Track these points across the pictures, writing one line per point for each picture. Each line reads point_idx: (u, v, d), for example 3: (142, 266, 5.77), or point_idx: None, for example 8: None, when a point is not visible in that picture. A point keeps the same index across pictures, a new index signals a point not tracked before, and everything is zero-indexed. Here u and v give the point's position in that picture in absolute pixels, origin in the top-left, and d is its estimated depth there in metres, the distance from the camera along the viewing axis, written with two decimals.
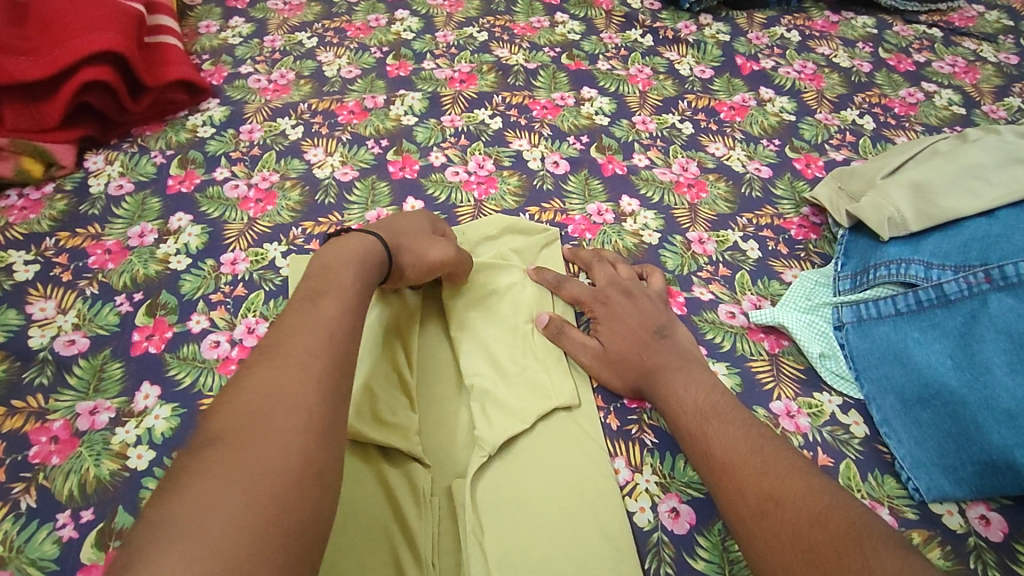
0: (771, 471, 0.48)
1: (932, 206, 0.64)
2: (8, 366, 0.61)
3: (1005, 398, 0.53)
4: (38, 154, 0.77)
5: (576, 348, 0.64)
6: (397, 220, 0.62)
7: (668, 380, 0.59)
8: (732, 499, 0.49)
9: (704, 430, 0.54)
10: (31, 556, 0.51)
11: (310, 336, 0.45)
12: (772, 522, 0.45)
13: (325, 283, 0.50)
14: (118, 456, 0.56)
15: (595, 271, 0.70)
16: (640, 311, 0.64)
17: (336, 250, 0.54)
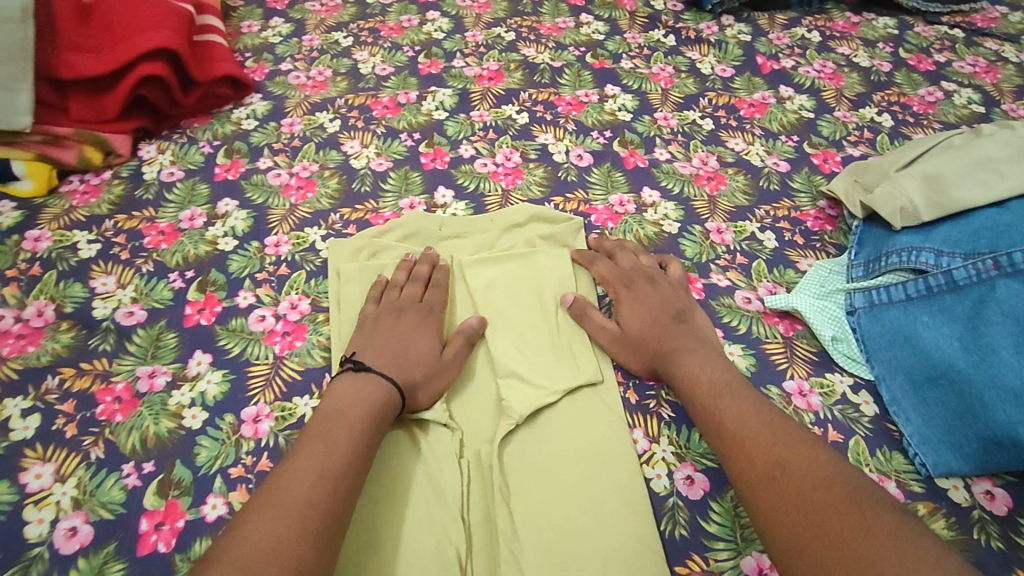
0: (781, 442, 0.52)
1: (945, 197, 0.67)
2: (75, 333, 0.67)
3: (1010, 377, 0.56)
4: (97, 142, 0.83)
5: (596, 330, 0.67)
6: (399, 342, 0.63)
7: (684, 361, 0.62)
8: (740, 467, 0.52)
9: (718, 405, 0.57)
10: (101, 500, 0.56)
11: (338, 453, 0.52)
12: (775, 488, 0.49)
13: (349, 406, 0.56)
14: (175, 415, 0.61)
15: (617, 258, 0.73)
16: (661, 298, 0.68)
17: (353, 395, 0.57)
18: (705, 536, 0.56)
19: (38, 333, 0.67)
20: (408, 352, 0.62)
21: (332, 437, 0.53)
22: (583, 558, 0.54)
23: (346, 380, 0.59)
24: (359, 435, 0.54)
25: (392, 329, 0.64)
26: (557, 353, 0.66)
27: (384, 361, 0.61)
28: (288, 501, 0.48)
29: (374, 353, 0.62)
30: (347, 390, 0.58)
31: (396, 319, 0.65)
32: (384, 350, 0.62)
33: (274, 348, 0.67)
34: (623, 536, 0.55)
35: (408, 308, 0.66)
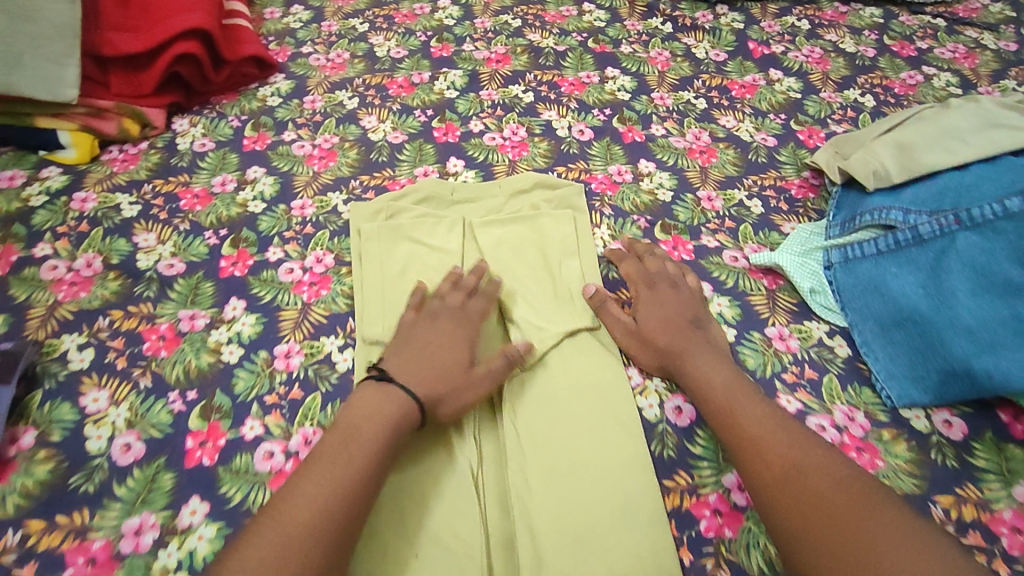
0: (794, 445, 0.56)
1: (913, 161, 0.73)
2: (122, 282, 0.74)
3: (966, 317, 0.63)
4: (136, 116, 0.89)
5: (613, 322, 0.70)
6: (427, 353, 0.63)
7: (696, 360, 0.65)
8: (756, 472, 0.56)
9: (733, 407, 0.60)
10: (151, 421, 0.64)
11: (338, 471, 0.53)
12: (790, 492, 0.53)
13: (357, 422, 0.56)
14: (214, 351, 0.69)
15: (646, 260, 0.76)
16: (678, 301, 0.70)
17: (373, 408, 0.58)
18: (691, 456, 0.63)
19: (88, 281, 0.73)
20: (436, 365, 0.63)
21: (336, 454, 0.54)
22: (582, 483, 0.59)
23: (369, 389, 0.60)
24: (362, 451, 0.55)
25: (425, 338, 0.65)
26: (559, 303, 0.73)
27: (411, 373, 0.61)
28: (287, 523, 0.49)
29: (400, 365, 0.62)
30: (370, 400, 0.59)
31: (430, 327, 0.66)
32: (412, 361, 0.63)
33: (302, 296, 0.74)
34: (621, 469, 0.60)
35: (443, 315, 0.67)
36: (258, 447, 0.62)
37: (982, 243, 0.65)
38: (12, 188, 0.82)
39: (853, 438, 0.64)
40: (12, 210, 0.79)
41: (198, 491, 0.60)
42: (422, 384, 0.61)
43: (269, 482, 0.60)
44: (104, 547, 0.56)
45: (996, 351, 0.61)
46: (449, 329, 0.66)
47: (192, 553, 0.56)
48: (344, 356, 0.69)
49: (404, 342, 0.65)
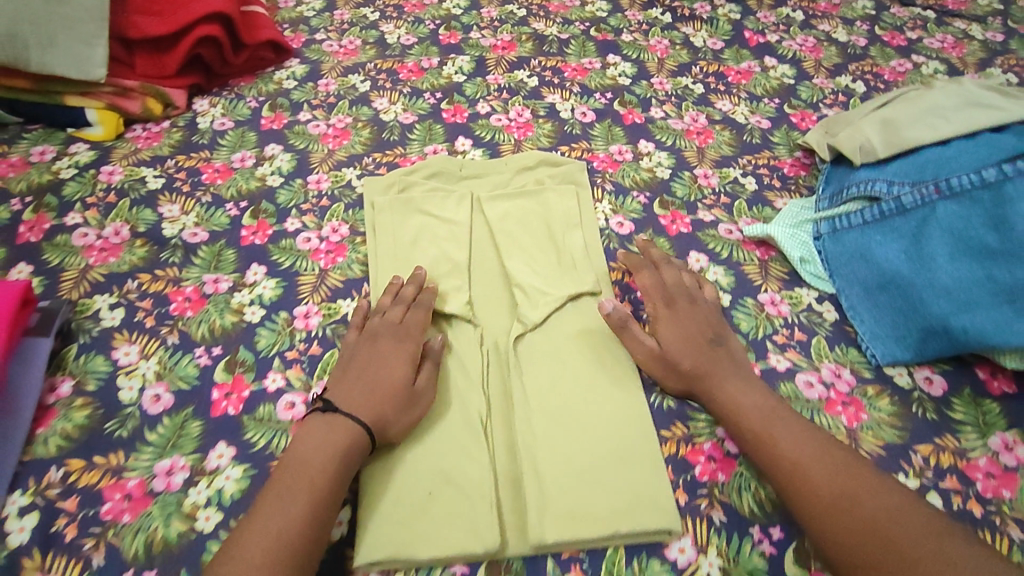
0: (840, 471, 0.55)
1: (898, 137, 0.77)
2: (149, 248, 0.78)
3: (945, 279, 0.68)
4: (159, 95, 0.93)
5: (636, 344, 0.68)
6: (367, 375, 0.62)
7: (725, 382, 0.63)
8: (806, 501, 0.55)
9: (771, 432, 0.59)
10: (179, 374, 0.68)
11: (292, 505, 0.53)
12: (848, 521, 0.52)
13: (309, 454, 0.56)
14: (237, 312, 0.73)
15: (661, 269, 0.73)
16: (695, 319, 0.68)
17: (320, 439, 0.57)
18: (688, 410, 0.67)
19: (117, 248, 0.78)
20: (378, 386, 0.62)
21: (292, 487, 0.54)
22: (584, 435, 0.63)
23: (315, 420, 0.59)
24: (315, 482, 0.54)
25: (365, 359, 0.64)
26: (561, 270, 0.77)
27: (354, 399, 0.60)
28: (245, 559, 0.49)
29: (341, 390, 0.61)
30: (314, 432, 0.58)
31: (371, 347, 0.65)
32: (355, 386, 0.61)
33: (320, 262, 0.78)
34: (619, 423, 0.64)
35: (383, 333, 0.66)
36: (280, 398, 0.66)
37: (961, 211, 0.70)
38: (43, 162, 0.86)
39: (840, 393, 0.68)
40: (44, 182, 0.84)
41: (224, 436, 0.64)
42: (367, 407, 0.60)
43: (291, 429, 0.64)
44: (139, 485, 0.60)
45: (972, 310, 0.66)
46: (389, 347, 0.65)
47: (220, 491, 0.60)
48: None
49: (346, 366, 0.64)
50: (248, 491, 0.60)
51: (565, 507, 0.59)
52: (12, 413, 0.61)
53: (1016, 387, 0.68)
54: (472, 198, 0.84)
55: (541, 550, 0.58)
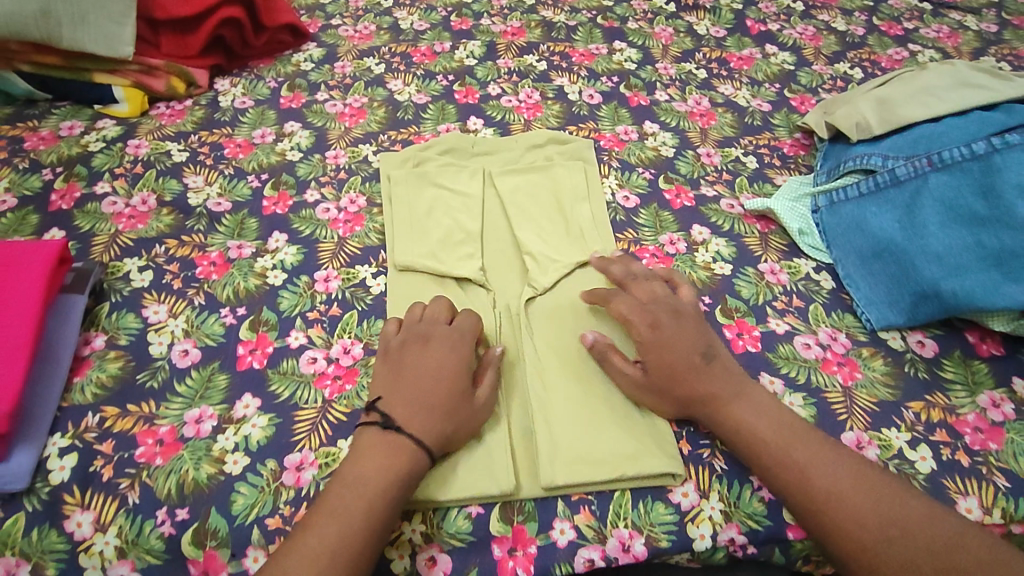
0: (882, 499, 0.55)
1: (893, 115, 0.81)
2: (175, 217, 0.81)
3: (936, 245, 0.72)
4: (182, 74, 0.96)
5: (619, 376, 0.65)
6: (422, 384, 0.61)
7: (729, 406, 0.62)
8: (848, 531, 0.54)
9: (796, 460, 0.58)
10: (206, 331, 0.71)
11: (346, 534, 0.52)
12: (902, 550, 0.53)
13: (369, 477, 0.55)
14: (260, 275, 0.76)
15: (631, 289, 0.69)
16: (684, 336, 0.64)
17: (379, 458, 0.57)
18: None
19: (145, 215, 0.81)
20: (435, 398, 0.61)
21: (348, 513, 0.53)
22: (592, 391, 0.66)
23: (374, 436, 0.58)
24: (371, 510, 0.54)
25: (421, 367, 0.63)
26: (571, 240, 0.80)
27: (412, 410, 0.60)
28: None
29: (396, 400, 0.61)
30: (377, 450, 0.57)
31: (423, 355, 0.64)
32: (411, 397, 0.61)
33: (338, 231, 0.82)
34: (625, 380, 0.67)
35: (436, 340, 0.65)
36: (302, 354, 0.70)
37: (951, 182, 0.74)
38: (72, 136, 0.90)
39: (836, 354, 0.71)
40: (73, 154, 0.87)
41: (250, 388, 0.67)
42: (426, 421, 0.59)
43: (313, 382, 0.68)
44: (170, 431, 0.63)
45: (961, 273, 0.69)
46: (442, 355, 0.64)
47: (247, 438, 0.63)
48: (378, 282, 0.77)
49: (398, 372, 0.63)
50: (274, 437, 0.63)
51: (574, 455, 0.62)
52: (54, 360, 0.65)
53: (1004, 350, 0.72)
54: (484, 171, 0.87)
55: (552, 493, 0.61)
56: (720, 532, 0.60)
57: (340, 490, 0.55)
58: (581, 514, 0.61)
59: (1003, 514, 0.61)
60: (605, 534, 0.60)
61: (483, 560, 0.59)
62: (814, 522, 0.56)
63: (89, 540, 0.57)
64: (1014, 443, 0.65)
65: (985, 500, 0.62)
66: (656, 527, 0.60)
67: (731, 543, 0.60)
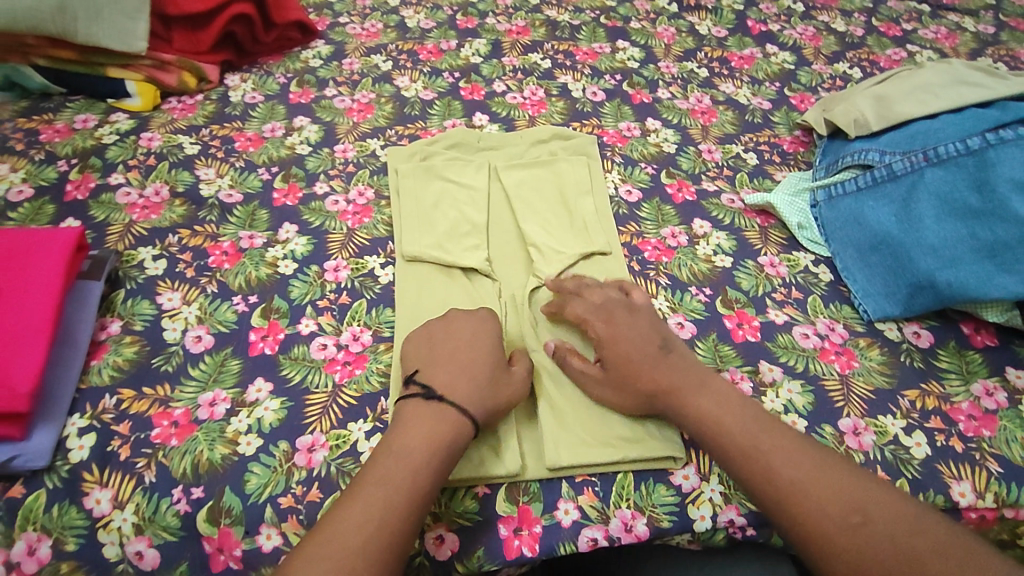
0: (844, 488, 0.56)
1: (889, 111, 0.84)
2: (187, 208, 0.83)
3: (931, 238, 0.74)
4: (194, 70, 0.98)
5: (581, 375, 0.66)
6: (460, 358, 0.64)
7: (689, 399, 0.63)
8: (814, 521, 0.54)
9: (759, 452, 0.59)
10: (218, 318, 0.73)
11: (393, 496, 0.54)
12: (865, 537, 0.53)
13: (412, 446, 0.57)
14: (271, 265, 0.78)
15: (586, 294, 0.71)
16: (640, 333, 0.67)
17: (425, 427, 0.58)
18: None
19: (158, 206, 0.83)
20: (474, 370, 0.63)
21: (394, 478, 0.55)
22: None
23: (419, 407, 0.60)
24: (416, 476, 0.55)
25: (455, 345, 0.65)
26: (575, 232, 0.82)
27: (453, 382, 0.62)
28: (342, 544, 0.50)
29: (434, 373, 0.63)
30: (422, 419, 0.59)
31: (455, 335, 0.66)
32: (449, 372, 0.63)
33: (347, 222, 0.83)
34: None
35: (465, 322, 0.68)
36: (313, 340, 0.72)
37: (946, 176, 0.76)
38: (86, 128, 0.91)
39: (833, 344, 0.73)
40: (87, 147, 0.89)
41: (262, 373, 0.69)
42: (467, 391, 0.61)
43: (323, 367, 0.69)
44: (184, 414, 0.65)
45: (955, 265, 0.71)
46: (474, 332, 0.67)
47: (259, 420, 0.65)
48: (386, 272, 0.78)
49: (431, 350, 0.65)
50: (286, 420, 0.65)
51: (576, 438, 0.64)
52: (72, 344, 0.67)
53: (998, 342, 0.74)
54: (490, 165, 0.88)
55: (557, 473, 0.63)
56: (720, 513, 0.63)
57: (386, 458, 0.56)
58: (585, 495, 0.63)
59: (995, 498, 0.63)
60: (608, 514, 0.62)
61: (489, 539, 0.60)
62: (781, 514, 0.56)
63: (107, 516, 0.60)
64: (1006, 430, 0.67)
65: (978, 484, 0.63)
66: (657, 508, 0.62)
67: (730, 524, 0.62)
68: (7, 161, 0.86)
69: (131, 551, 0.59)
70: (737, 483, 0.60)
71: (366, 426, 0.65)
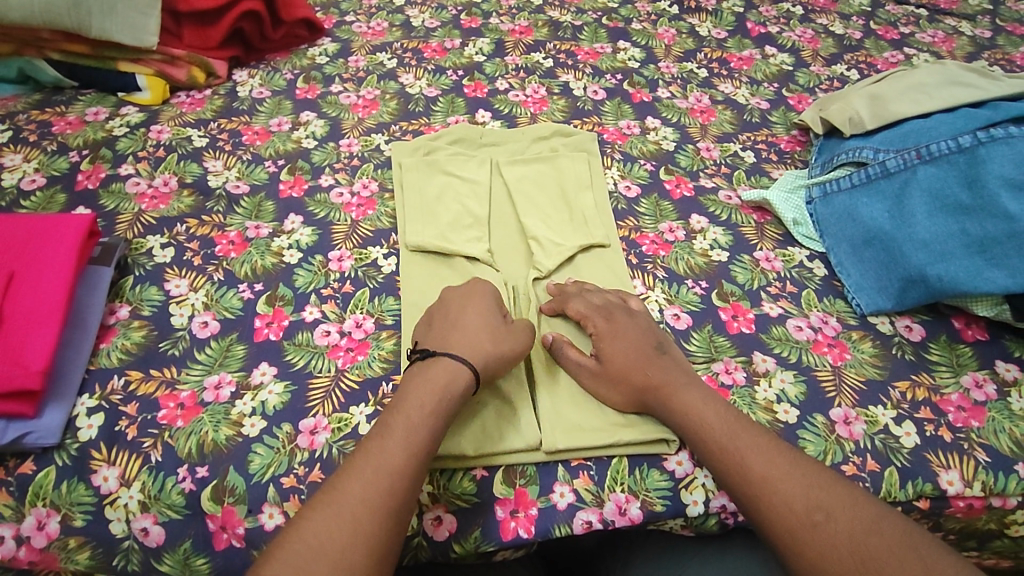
0: (816, 485, 0.56)
1: (883, 110, 0.86)
2: (195, 198, 0.85)
3: (922, 233, 0.76)
4: (203, 65, 1.00)
5: (575, 367, 0.68)
6: (455, 320, 0.67)
7: (678, 393, 0.64)
8: (781, 515, 0.55)
9: (736, 447, 0.60)
10: (224, 305, 0.74)
11: (393, 447, 0.56)
12: (828, 533, 0.53)
13: (410, 403, 0.59)
14: (276, 254, 0.80)
15: (588, 293, 0.73)
16: (637, 332, 0.69)
17: (419, 383, 0.61)
18: (687, 352, 0.73)
19: (166, 196, 0.85)
20: (467, 328, 0.66)
21: (392, 433, 0.57)
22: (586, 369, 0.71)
23: (416, 368, 0.63)
24: (415, 429, 0.58)
25: (451, 311, 0.68)
26: (574, 226, 0.83)
27: (448, 341, 0.65)
28: (344, 493, 0.53)
29: (433, 339, 0.66)
30: (418, 376, 0.62)
31: (444, 304, 0.70)
32: (443, 333, 0.66)
33: (352, 214, 0.85)
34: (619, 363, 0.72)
35: (453, 289, 0.71)
36: (316, 327, 0.73)
37: (938, 173, 0.77)
38: (97, 121, 0.93)
39: (826, 336, 0.74)
40: (98, 138, 0.91)
41: (266, 357, 0.70)
42: (464, 346, 0.64)
43: (326, 353, 0.71)
44: (190, 396, 0.67)
45: (946, 259, 0.73)
46: (468, 296, 0.70)
47: (263, 403, 0.67)
48: (388, 262, 0.80)
49: (430, 321, 0.69)
50: (289, 403, 0.67)
51: (572, 424, 0.66)
52: (82, 326, 0.69)
53: (988, 336, 0.75)
54: (492, 159, 0.90)
55: (553, 458, 0.65)
56: (713, 499, 0.64)
57: (387, 417, 0.59)
58: (580, 479, 0.64)
59: (982, 487, 0.65)
60: (603, 498, 0.63)
61: (486, 521, 0.62)
62: (751, 507, 0.57)
63: (114, 494, 0.61)
64: (995, 421, 0.68)
65: (966, 473, 0.65)
66: (650, 492, 0.64)
67: (722, 509, 0.64)
68: (20, 151, 0.88)
69: (137, 528, 0.61)
70: (716, 478, 0.61)
71: (367, 410, 0.67)
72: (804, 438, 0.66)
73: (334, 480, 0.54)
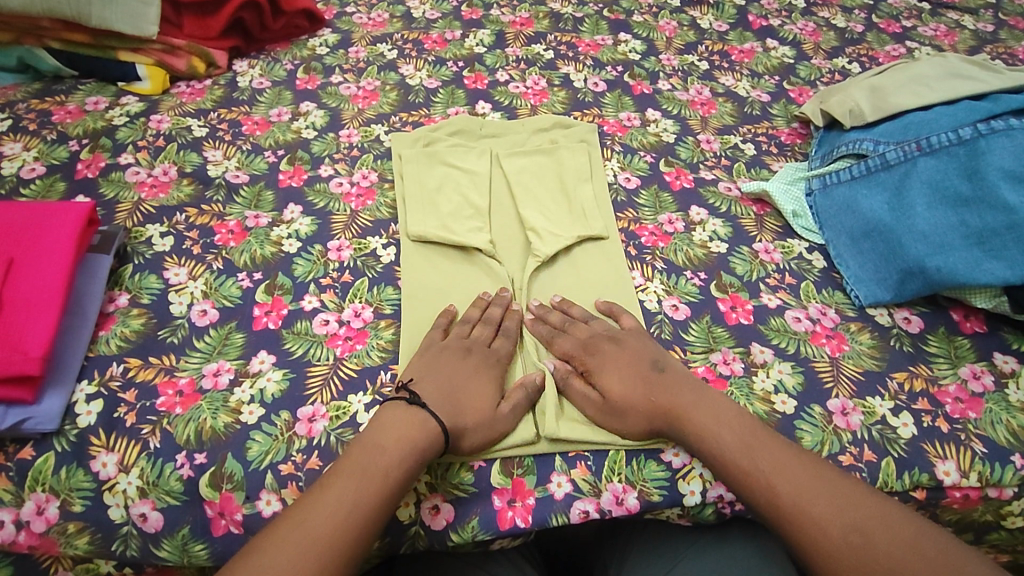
0: (844, 507, 0.57)
1: (884, 102, 0.86)
2: (195, 187, 0.85)
3: (921, 225, 0.76)
4: (203, 55, 1.00)
5: (581, 398, 0.67)
6: (453, 377, 0.66)
7: (693, 416, 0.63)
8: (814, 540, 0.56)
9: (763, 473, 0.60)
10: (223, 293, 0.74)
11: (379, 459, 0.58)
12: (869, 558, 0.54)
13: (404, 422, 0.61)
14: (276, 244, 0.80)
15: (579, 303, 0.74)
16: (638, 351, 0.69)
17: (399, 429, 0.61)
18: (685, 342, 0.73)
19: (166, 185, 0.85)
20: (460, 396, 0.65)
21: (381, 445, 0.59)
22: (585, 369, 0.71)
23: (398, 411, 0.62)
24: (403, 443, 0.60)
25: (456, 364, 0.67)
26: (574, 219, 0.83)
27: (438, 398, 0.64)
28: (329, 498, 0.55)
29: (427, 390, 0.65)
30: (397, 421, 0.61)
31: (461, 359, 0.68)
32: (438, 386, 0.65)
33: (351, 204, 0.85)
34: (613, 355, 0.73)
35: (474, 350, 0.69)
36: (315, 316, 0.73)
37: (938, 165, 0.78)
38: (97, 110, 0.93)
39: (825, 328, 0.74)
40: (98, 127, 0.91)
41: (265, 346, 0.70)
42: (451, 412, 0.63)
43: (326, 342, 0.71)
44: (189, 383, 0.67)
45: (944, 251, 0.73)
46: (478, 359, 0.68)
47: (262, 391, 0.67)
48: (387, 251, 0.80)
49: (433, 357, 0.68)
50: (288, 391, 0.67)
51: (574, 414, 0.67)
52: (81, 314, 0.69)
53: (986, 328, 0.75)
54: (491, 151, 0.90)
55: (554, 447, 0.65)
56: (710, 489, 0.64)
57: (378, 428, 0.61)
58: (578, 469, 0.64)
59: (979, 477, 0.65)
60: (600, 488, 0.64)
61: (482, 510, 0.62)
62: (789, 537, 0.58)
63: (113, 479, 0.62)
64: (992, 412, 0.68)
65: (962, 464, 0.65)
66: (647, 482, 0.64)
67: (719, 499, 0.64)
68: (20, 140, 0.88)
69: (136, 513, 0.61)
70: (746, 503, 0.61)
71: (366, 398, 0.67)
72: (801, 429, 0.67)
73: (322, 484, 0.57)
